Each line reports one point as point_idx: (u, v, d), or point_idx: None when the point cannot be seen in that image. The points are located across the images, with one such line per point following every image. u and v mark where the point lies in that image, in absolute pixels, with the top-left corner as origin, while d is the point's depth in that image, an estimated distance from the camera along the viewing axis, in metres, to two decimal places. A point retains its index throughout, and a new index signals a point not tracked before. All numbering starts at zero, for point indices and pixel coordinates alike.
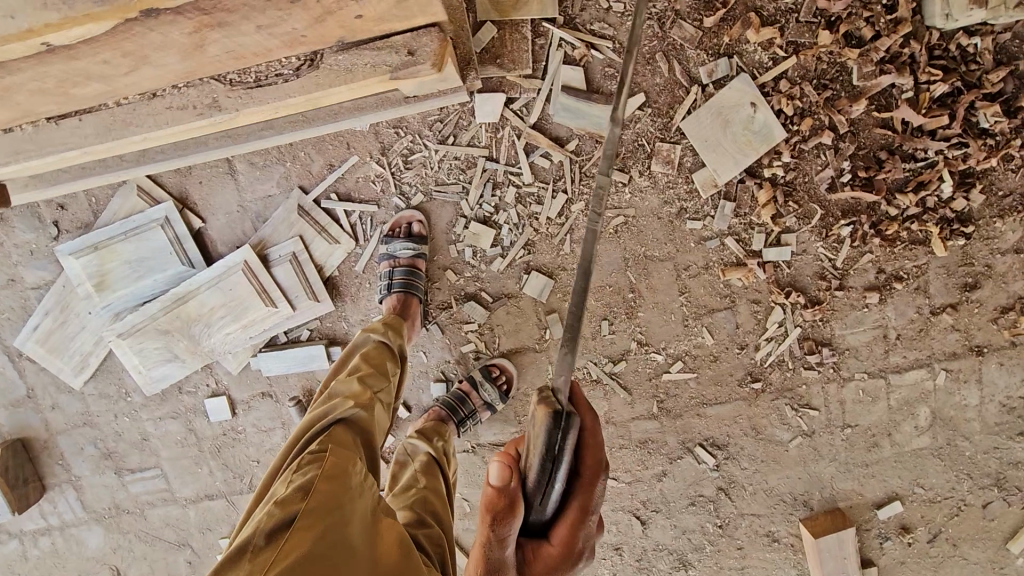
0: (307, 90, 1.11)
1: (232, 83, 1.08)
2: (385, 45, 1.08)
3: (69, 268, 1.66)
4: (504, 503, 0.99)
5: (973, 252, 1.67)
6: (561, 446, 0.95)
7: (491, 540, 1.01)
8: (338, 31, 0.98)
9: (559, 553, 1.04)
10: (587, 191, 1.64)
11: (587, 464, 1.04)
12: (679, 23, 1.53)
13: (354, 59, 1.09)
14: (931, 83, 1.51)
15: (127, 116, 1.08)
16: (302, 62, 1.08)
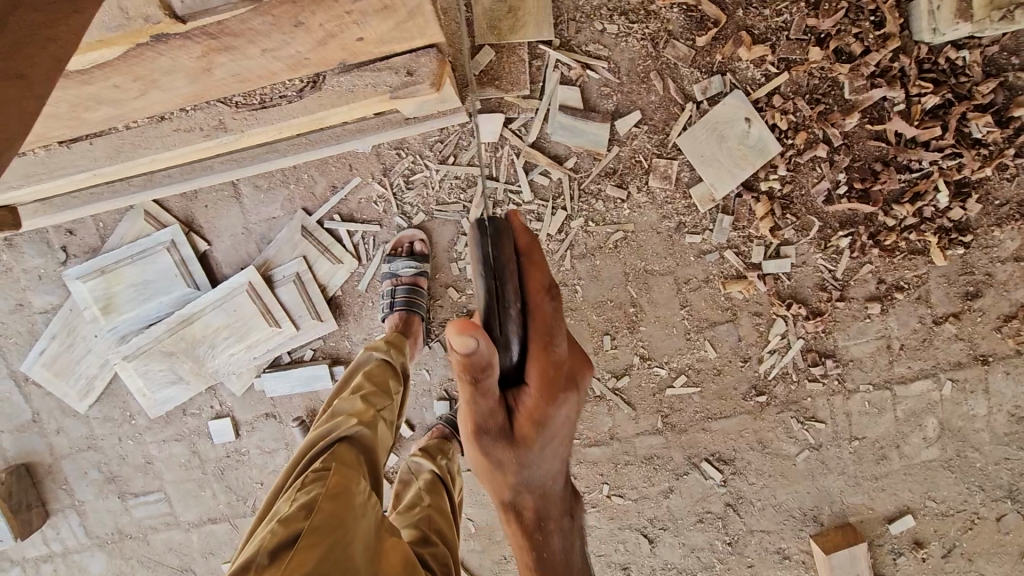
0: (310, 111, 1.16)
1: (237, 106, 1.11)
2: (386, 66, 1.11)
3: (76, 291, 1.68)
4: (477, 364, 0.77)
5: (973, 261, 1.67)
6: (498, 259, 0.85)
7: (475, 402, 0.83)
8: (339, 53, 1.02)
9: (544, 399, 0.86)
10: (587, 208, 1.66)
11: (533, 279, 0.88)
12: (672, 43, 1.55)
13: (355, 81, 1.11)
14: (922, 95, 1.54)
15: (136, 139, 1.11)
16: (305, 84, 1.10)
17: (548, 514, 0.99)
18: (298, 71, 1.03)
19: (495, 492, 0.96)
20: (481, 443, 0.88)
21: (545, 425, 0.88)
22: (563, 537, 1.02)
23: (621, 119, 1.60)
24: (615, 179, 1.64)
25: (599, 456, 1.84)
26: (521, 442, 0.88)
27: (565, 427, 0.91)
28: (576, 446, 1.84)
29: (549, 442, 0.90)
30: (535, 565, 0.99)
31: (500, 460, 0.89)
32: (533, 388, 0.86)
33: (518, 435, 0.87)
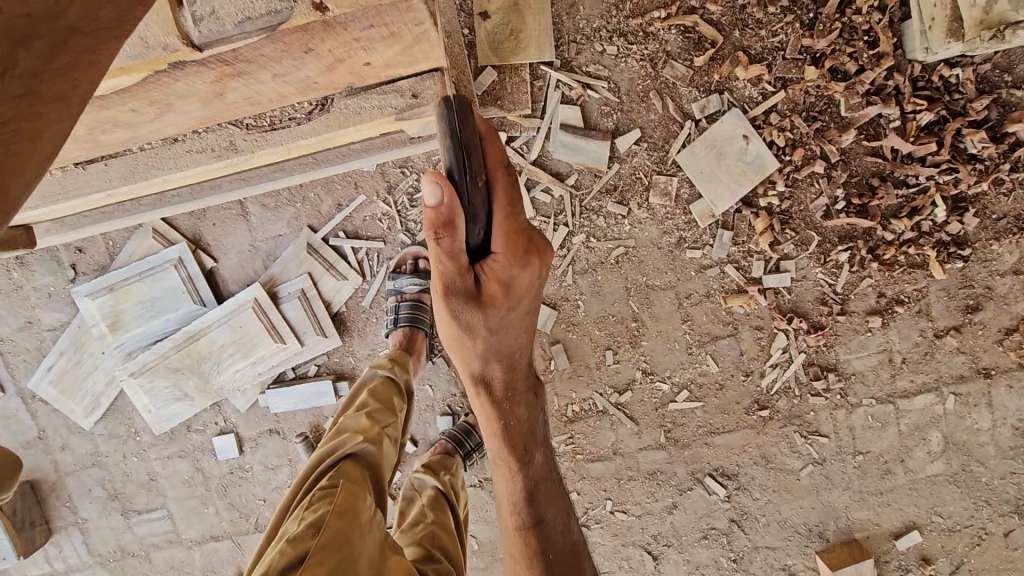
0: (319, 133, 1.17)
1: (248, 127, 1.15)
2: (392, 89, 1.14)
3: (84, 309, 1.70)
4: (444, 221, 0.78)
5: (972, 274, 1.68)
6: (462, 127, 0.82)
7: (444, 265, 0.86)
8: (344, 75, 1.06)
9: (509, 264, 0.91)
10: (588, 224, 1.69)
11: (493, 148, 0.88)
12: (670, 63, 1.59)
13: (361, 103, 1.15)
14: (917, 112, 1.56)
15: (149, 160, 1.16)
16: (314, 107, 1.14)
17: (514, 385, 1.14)
18: (309, 95, 1.09)
19: (465, 359, 1.07)
20: (450, 304, 0.94)
21: (509, 285, 0.93)
22: (526, 406, 1.20)
23: (621, 137, 1.63)
24: (615, 196, 1.67)
25: (602, 471, 1.83)
26: (488, 303, 0.94)
27: (529, 290, 0.98)
28: (579, 461, 1.84)
29: (512, 304, 0.97)
30: (501, 429, 1.17)
31: (469, 321, 0.97)
32: (500, 255, 0.90)
33: (485, 296, 0.94)
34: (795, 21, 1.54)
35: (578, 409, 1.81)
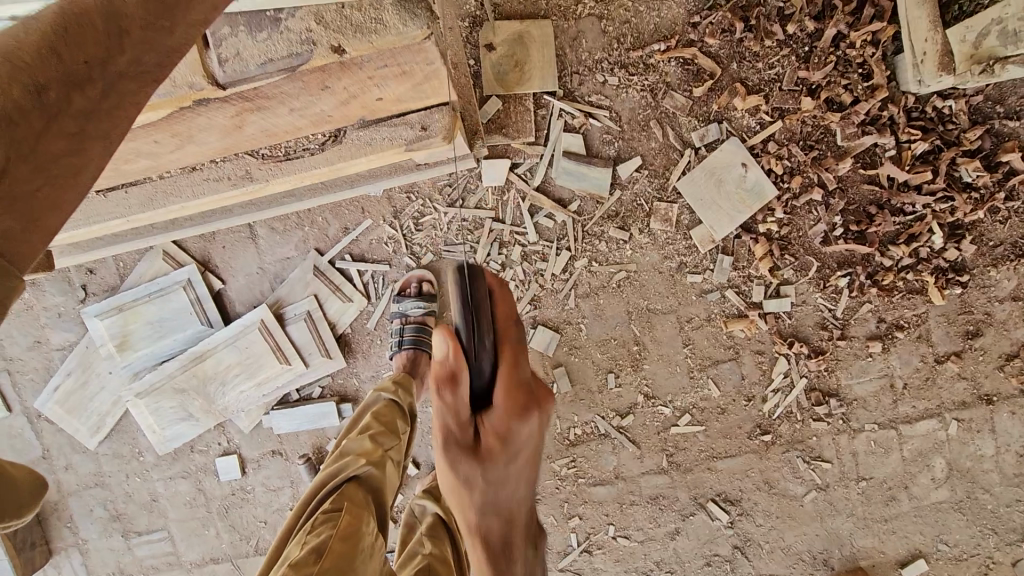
0: (330, 162, 1.25)
1: (264, 158, 1.23)
2: (402, 121, 1.21)
3: (94, 329, 1.72)
4: (446, 370, 0.95)
5: (971, 301, 1.70)
6: (472, 289, 0.97)
7: (445, 412, 0.97)
8: (354, 104, 1.11)
9: (508, 417, 0.96)
10: (590, 248, 1.71)
11: (500, 310, 1.02)
12: (670, 94, 1.63)
13: (372, 135, 1.22)
14: (912, 142, 1.60)
15: (167, 187, 1.23)
16: (326, 138, 1.22)
17: (514, 540, 1.04)
18: (322, 125, 1.16)
19: (461, 513, 1.02)
20: (448, 457, 0.98)
21: (510, 441, 0.97)
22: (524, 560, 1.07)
23: (622, 165, 1.66)
24: (617, 222, 1.70)
25: (604, 496, 1.83)
26: (486, 458, 0.97)
27: (529, 445, 0.99)
28: (581, 485, 1.83)
29: (513, 459, 0.98)
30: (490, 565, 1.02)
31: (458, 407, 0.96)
32: (498, 406, 0.96)
33: (483, 451, 0.97)
34: (791, 54, 1.59)
35: (581, 432, 1.81)
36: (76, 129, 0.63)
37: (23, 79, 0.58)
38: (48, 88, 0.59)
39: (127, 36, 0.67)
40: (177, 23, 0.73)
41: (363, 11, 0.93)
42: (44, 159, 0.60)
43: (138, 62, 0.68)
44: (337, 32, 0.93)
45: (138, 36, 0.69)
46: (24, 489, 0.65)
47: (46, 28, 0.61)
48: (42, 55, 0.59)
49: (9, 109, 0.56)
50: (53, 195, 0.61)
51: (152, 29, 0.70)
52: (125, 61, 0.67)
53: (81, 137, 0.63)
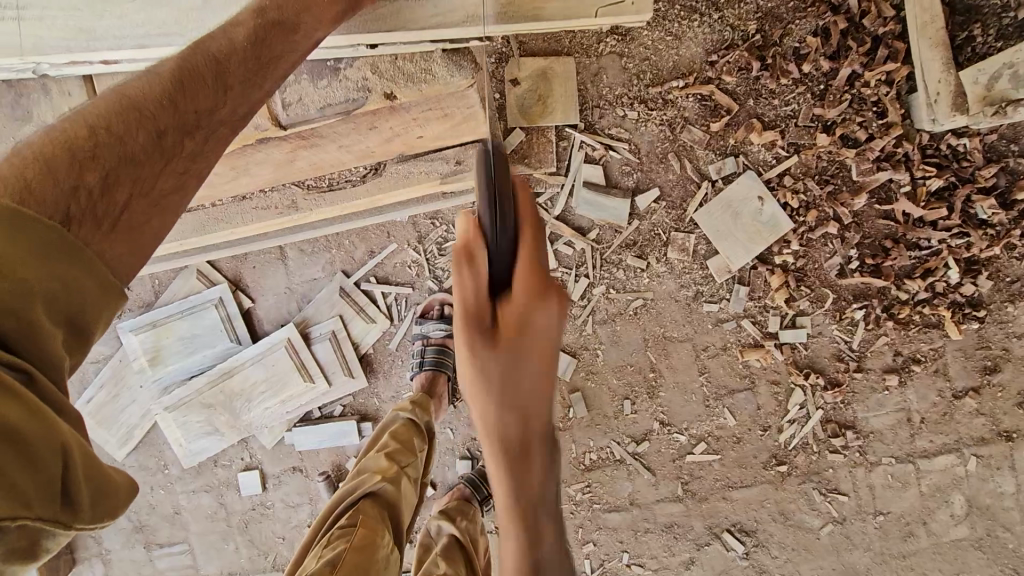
0: (369, 192, 1.38)
1: (309, 188, 1.37)
2: (438, 155, 1.35)
3: (128, 343, 1.79)
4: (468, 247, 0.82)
5: (989, 336, 1.71)
6: (499, 183, 0.84)
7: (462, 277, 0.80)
8: (396, 139, 1.30)
9: (524, 299, 0.79)
10: (608, 276, 1.76)
11: (524, 212, 0.85)
12: (688, 128, 1.68)
13: (411, 167, 1.36)
14: (927, 178, 1.63)
15: (219, 215, 1.37)
16: (368, 170, 1.36)
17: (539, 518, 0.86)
18: (367, 160, 1.32)
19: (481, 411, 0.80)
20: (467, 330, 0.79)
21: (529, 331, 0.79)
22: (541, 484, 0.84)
23: (641, 196, 1.71)
24: (635, 250, 1.74)
25: (618, 522, 1.83)
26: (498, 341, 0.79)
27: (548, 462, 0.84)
28: (596, 511, 1.84)
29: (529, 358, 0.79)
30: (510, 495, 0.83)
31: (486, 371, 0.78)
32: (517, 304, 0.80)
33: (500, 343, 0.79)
34: (806, 92, 1.63)
35: (596, 457, 1.83)
36: (182, 167, 0.84)
37: (149, 129, 0.80)
38: (164, 134, 0.81)
39: (228, 89, 0.91)
40: (265, 79, 0.97)
41: (415, 63, 1.24)
42: (158, 190, 0.80)
43: (232, 111, 0.91)
44: (390, 82, 1.24)
45: (235, 90, 0.92)
46: (122, 489, 0.69)
47: (169, 87, 0.84)
48: (164, 106, 0.82)
49: (137, 150, 0.78)
50: (161, 217, 0.80)
51: (245, 84, 0.94)
52: (223, 109, 0.90)
53: (185, 174, 0.84)
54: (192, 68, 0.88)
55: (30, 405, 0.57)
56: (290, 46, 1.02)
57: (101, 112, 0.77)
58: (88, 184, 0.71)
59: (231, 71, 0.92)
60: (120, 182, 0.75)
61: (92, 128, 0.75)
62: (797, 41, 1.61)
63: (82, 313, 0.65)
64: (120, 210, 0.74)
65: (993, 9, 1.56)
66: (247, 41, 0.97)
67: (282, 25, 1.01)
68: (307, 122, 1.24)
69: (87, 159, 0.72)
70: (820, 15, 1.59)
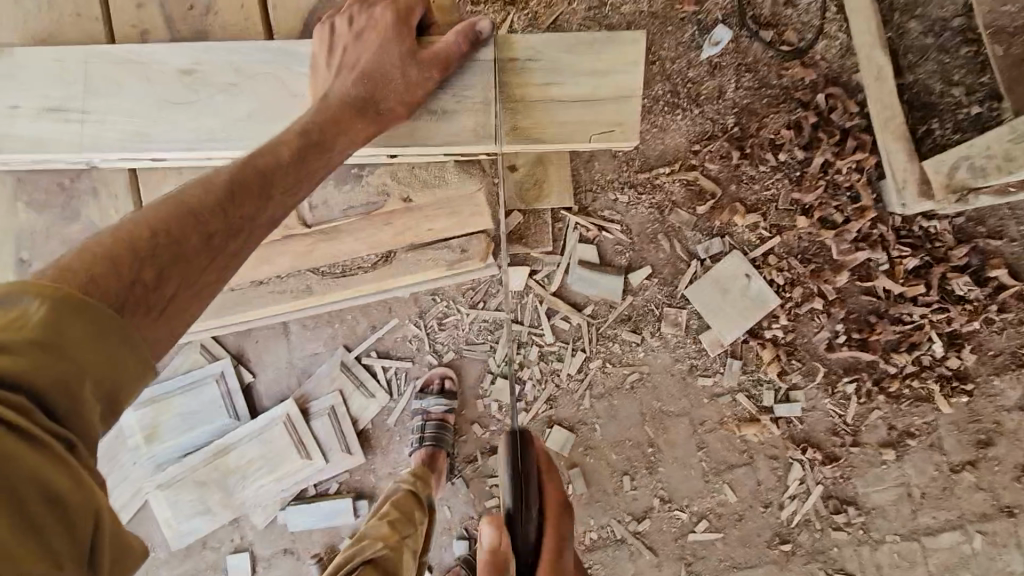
0: (381, 279, 1.47)
1: (323, 274, 1.46)
2: (445, 245, 1.45)
3: (125, 419, 1.78)
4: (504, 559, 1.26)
5: (979, 410, 1.74)
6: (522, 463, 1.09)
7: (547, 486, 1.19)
8: (407, 234, 1.41)
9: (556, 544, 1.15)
10: (604, 350, 1.80)
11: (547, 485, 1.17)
12: (676, 211, 1.78)
13: (419, 257, 1.45)
14: (903, 257, 1.72)
15: (237, 298, 1.45)
16: (379, 258, 1.46)
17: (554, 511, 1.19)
18: (373, 245, 1.42)
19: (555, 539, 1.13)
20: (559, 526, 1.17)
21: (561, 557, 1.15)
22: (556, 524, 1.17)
23: (633, 273, 1.79)
24: (630, 325, 1.80)
25: None
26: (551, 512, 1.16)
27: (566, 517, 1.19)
28: None
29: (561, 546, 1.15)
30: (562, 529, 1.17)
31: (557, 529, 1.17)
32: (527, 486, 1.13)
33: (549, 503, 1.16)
34: (783, 177, 1.75)
35: (596, 536, 1.81)
36: (222, 265, 0.92)
37: (200, 231, 0.90)
38: (213, 236, 0.92)
39: (269, 199, 1.03)
40: (301, 187, 1.10)
41: (429, 170, 1.37)
42: (200, 285, 0.89)
43: (271, 216, 1.03)
44: (407, 186, 1.36)
45: (276, 198, 1.04)
46: (138, 553, 0.69)
47: (220, 195, 0.96)
48: (216, 212, 0.94)
49: (189, 250, 0.88)
50: (199, 308, 0.88)
51: (286, 193, 1.06)
52: (264, 216, 1.01)
53: (223, 270, 0.93)
54: (240, 179, 1.00)
55: (76, 475, 0.61)
56: (326, 161, 1.14)
57: (165, 216, 0.88)
58: (143, 280, 0.80)
59: (274, 182, 1.05)
60: (171, 278, 0.84)
61: (154, 229, 0.86)
62: (772, 133, 1.75)
63: (125, 387, 0.71)
64: (168, 300, 0.82)
65: (948, 106, 1.72)
66: (290, 156, 1.09)
67: (322, 142, 1.14)
68: (329, 222, 1.35)
69: (146, 257, 0.82)
70: (791, 111, 1.75)
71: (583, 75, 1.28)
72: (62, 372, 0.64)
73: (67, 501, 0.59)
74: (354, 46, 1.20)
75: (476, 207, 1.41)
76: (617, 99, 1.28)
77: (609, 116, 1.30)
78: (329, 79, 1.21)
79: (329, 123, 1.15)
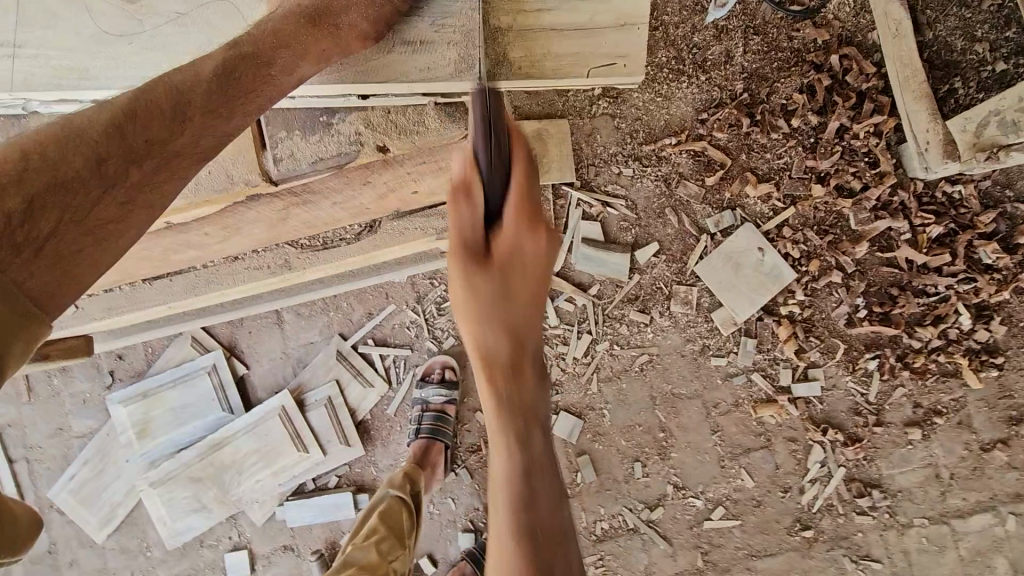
0: (368, 250, 1.42)
1: (303, 248, 1.41)
2: (433, 212, 1.41)
3: (115, 415, 1.72)
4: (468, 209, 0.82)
5: (1010, 384, 1.65)
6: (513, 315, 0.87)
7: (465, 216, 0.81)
8: (398, 207, 1.33)
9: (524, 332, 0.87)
10: (611, 331, 1.72)
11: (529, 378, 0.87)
12: (683, 183, 1.68)
13: (405, 226, 1.41)
14: (926, 225, 1.62)
15: (212, 274, 1.40)
16: (363, 228, 1.41)
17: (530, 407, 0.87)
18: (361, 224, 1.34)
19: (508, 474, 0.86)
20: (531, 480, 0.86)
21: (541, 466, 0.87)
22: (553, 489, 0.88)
23: (640, 250, 1.70)
24: (637, 304, 1.71)
25: None
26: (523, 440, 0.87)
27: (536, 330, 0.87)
28: None
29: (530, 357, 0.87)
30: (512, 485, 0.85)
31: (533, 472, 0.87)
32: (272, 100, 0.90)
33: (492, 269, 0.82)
34: (797, 144, 1.65)
35: (608, 527, 1.73)
36: (124, 196, 0.83)
37: (87, 155, 0.80)
38: (106, 162, 0.81)
39: (184, 121, 0.90)
40: (232, 112, 0.97)
41: (407, 117, 1.25)
42: (93, 219, 0.79)
43: (190, 144, 0.91)
44: (382, 135, 1.24)
45: (195, 121, 0.92)
46: (20, 518, 0.65)
47: (118, 115, 0.85)
48: (109, 134, 0.83)
49: (73, 177, 0.78)
50: (95, 247, 0.80)
51: (209, 116, 0.93)
52: (178, 140, 0.89)
53: (128, 204, 0.83)
54: (147, 97, 0.88)
55: None
56: (267, 79, 1.01)
57: (43, 138, 0.78)
58: (6, 209, 0.71)
59: (191, 101, 0.91)
60: (48, 208, 0.75)
61: (28, 152, 0.76)
62: (784, 97, 1.65)
63: (4, 346, 0.65)
64: (46, 236, 0.74)
65: (972, 63, 1.62)
66: (217, 71, 0.95)
67: (255, 59, 1.00)
68: (296, 178, 1.23)
69: (14, 184, 0.73)
70: (804, 73, 1.64)
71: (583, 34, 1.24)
72: None
73: None
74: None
75: None
76: (621, 28, 1.27)
77: (610, 48, 1.28)
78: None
79: (267, 38, 1.01)
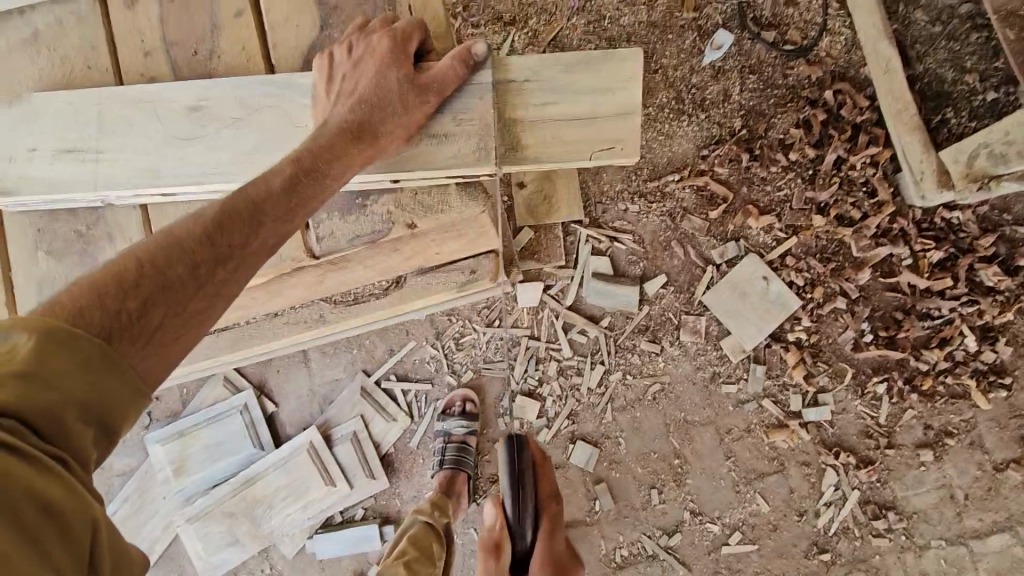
0: (393, 303, 1.51)
1: (336, 302, 1.54)
2: (454, 268, 1.48)
3: (153, 454, 1.80)
4: None
5: (1020, 404, 1.68)
6: None
7: None
8: (416, 253, 1.42)
9: None
10: (623, 362, 1.78)
11: None
12: (688, 217, 1.76)
13: (429, 279, 1.49)
14: (927, 250, 1.67)
15: (254, 331, 1.51)
16: (390, 284, 1.50)
17: None
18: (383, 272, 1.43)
19: None
20: None
21: None
22: None
23: (649, 282, 1.77)
24: (648, 335, 1.77)
25: None
26: None
27: None
28: None
29: None
30: None
31: None
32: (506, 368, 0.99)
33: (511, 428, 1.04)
34: (796, 177, 1.73)
35: (627, 553, 1.77)
36: (215, 290, 0.92)
37: (186, 260, 0.90)
38: (200, 265, 0.91)
39: (259, 224, 1.01)
40: (297, 215, 1.08)
41: (432, 195, 1.34)
42: (190, 312, 0.88)
43: (263, 243, 1.01)
44: (411, 214, 1.34)
45: (268, 225, 1.02)
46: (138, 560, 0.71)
47: (209, 225, 0.95)
48: (203, 240, 0.93)
49: (176, 278, 0.88)
50: (192, 337, 0.88)
51: (278, 219, 1.04)
52: (254, 242, 0.99)
53: (216, 296, 0.92)
54: (231, 208, 0.99)
55: (76, 493, 0.63)
56: (323, 185, 1.12)
57: (150, 247, 0.89)
58: (126, 310, 0.81)
59: (266, 210, 1.03)
60: (157, 305, 0.84)
61: (139, 261, 0.86)
62: (781, 133, 1.73)
63: (119, 413, 0.72)
64: (154, 328, 0.83)
65: (962, 94, 1.69)
66: (285, 181, 1.08)
67: (316, 169, 1.11)
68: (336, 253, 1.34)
69: (131, 289, 0.83)
70: (800, 109, 1.72)
71: (585, 93, 1.27)
72: (50, 403, 0.65)
73: (60, 503, 0.61)
74: (354, 74, 1.19)
75: (485, 234, 1.39)
76: (619, 116, 1.27)
77: (607, 132, 1.27)
78: (330, 106, 1.21)
79: (320, 147, 1.13)
